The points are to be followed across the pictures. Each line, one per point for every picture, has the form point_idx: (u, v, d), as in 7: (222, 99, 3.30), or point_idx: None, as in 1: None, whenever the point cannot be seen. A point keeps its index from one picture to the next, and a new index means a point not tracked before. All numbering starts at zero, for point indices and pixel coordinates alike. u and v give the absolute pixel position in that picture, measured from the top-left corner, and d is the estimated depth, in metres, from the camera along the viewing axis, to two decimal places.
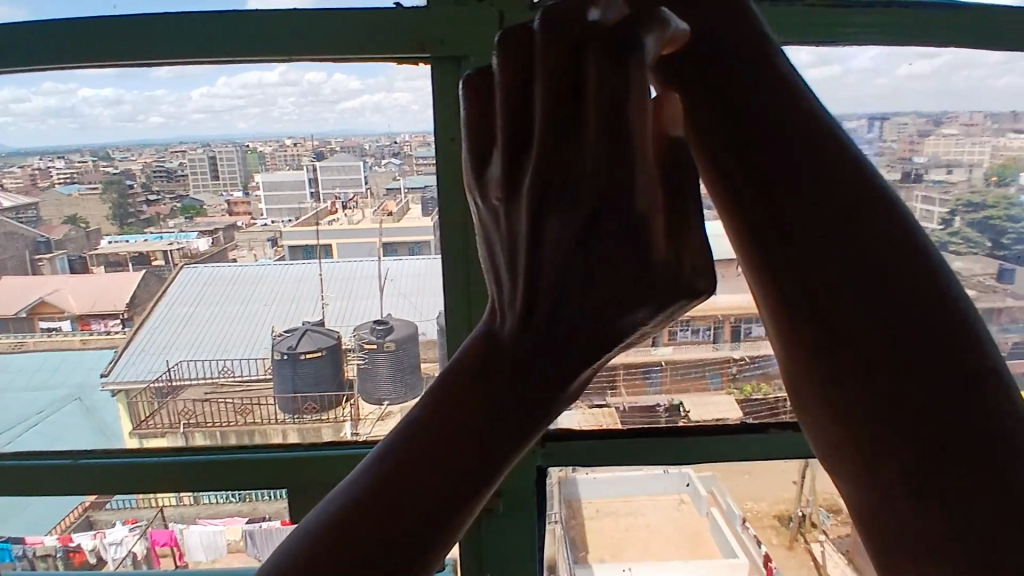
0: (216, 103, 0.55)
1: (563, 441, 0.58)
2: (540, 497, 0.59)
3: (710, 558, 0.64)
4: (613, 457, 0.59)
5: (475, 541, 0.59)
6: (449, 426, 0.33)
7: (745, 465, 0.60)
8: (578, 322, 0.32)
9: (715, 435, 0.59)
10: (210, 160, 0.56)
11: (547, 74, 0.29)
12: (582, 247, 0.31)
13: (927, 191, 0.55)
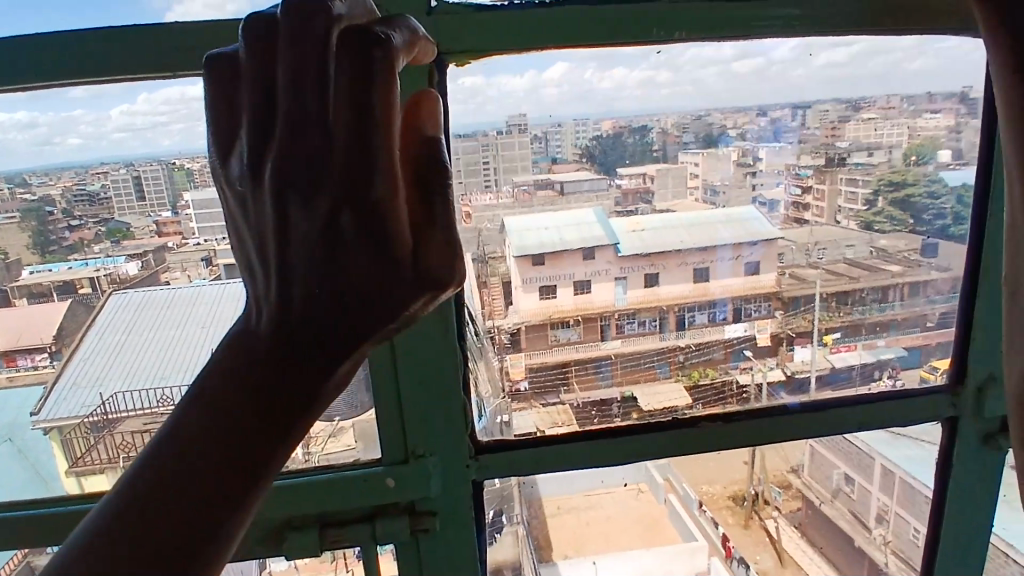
0: (137, 120, 0.52)
1: (506, 452, 0.58)
2: (476, 512, 0.59)
3: (671, 543, 0.66)
4: (555, 463, 0.58)
5: (414, 559, 0.59)
6: (211, 431, 0.31)
7: (683, 461, 0.61)
8: (340, 308, 0.32)
9: (649, 435, 0.59)
10: (135, 181, 0.54)
11: (291, 56, 0.29)
12: (327, 238, 0.31)
13: (850, 174, 0.60)
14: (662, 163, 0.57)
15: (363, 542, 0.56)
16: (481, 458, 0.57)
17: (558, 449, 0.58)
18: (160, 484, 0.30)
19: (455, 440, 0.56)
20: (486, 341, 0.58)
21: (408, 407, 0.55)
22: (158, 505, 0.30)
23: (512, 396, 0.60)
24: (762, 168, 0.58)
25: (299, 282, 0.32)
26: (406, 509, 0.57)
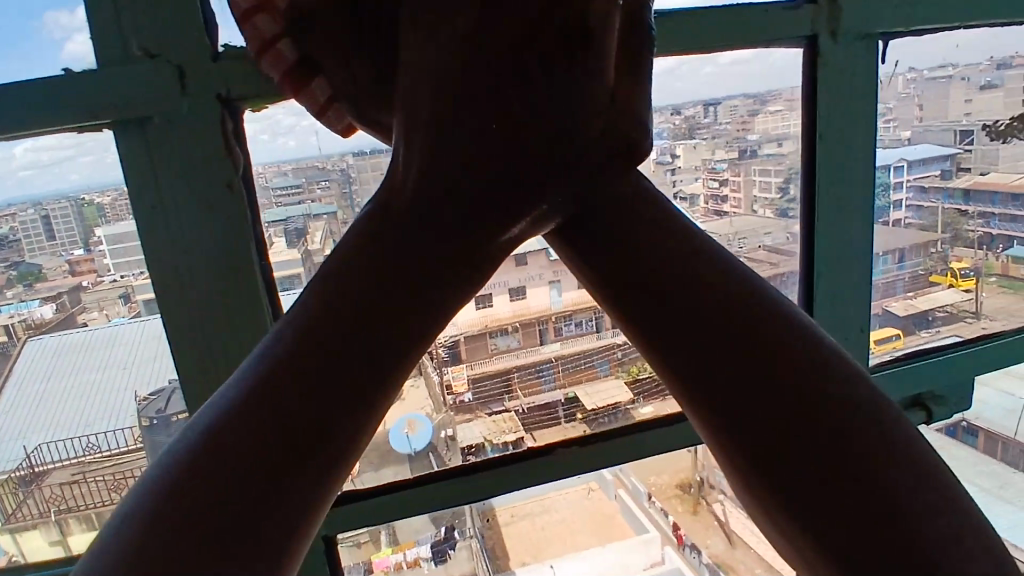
0: (44, 157, 0.50)
1: (417, 488, 0.57)
2: (331, 566, 0.56)
3: (623, 538, 0.67)
4: (438, 501, 0.57)
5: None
6: (336, 317, 0.32)
7: (535, 488, 0.61)
8: (471, 212, 0.35)
9: (504, 467, 0.58)
10: (44, 220, 0.52)
11: None
12: (484, 110, 0.35)
13: (762, 165, 0.62)
14: None
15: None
16: (331, 512, 0.55)
17: (407, 494, 0.56)
18: (285, 387, 0.30)
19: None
20: (424, 357, 0.58)
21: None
22: (279, 409, 0.29)
23: (456, 409, 0.60)
24: (680, 165, 0.60)
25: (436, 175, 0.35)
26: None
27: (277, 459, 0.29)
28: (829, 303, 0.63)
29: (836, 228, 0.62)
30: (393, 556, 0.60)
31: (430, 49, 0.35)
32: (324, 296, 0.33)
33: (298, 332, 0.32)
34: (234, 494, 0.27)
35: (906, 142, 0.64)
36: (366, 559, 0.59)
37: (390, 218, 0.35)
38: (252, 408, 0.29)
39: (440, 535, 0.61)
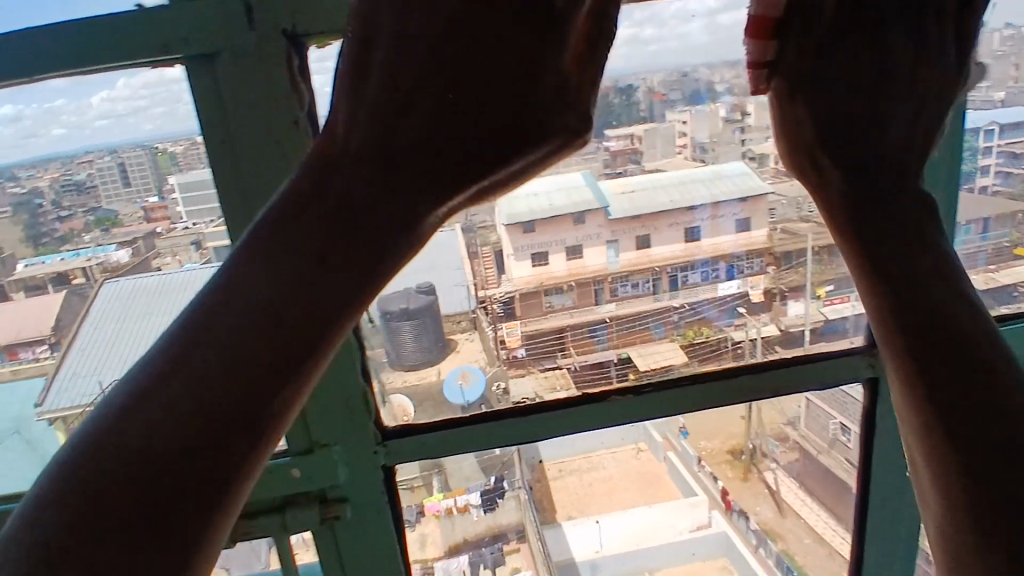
0: (119, 106, 0.51)
1: (470, 427, 0.58)
2: (389, 497, 0.59)
3: (670, 498, 0.67)
4: (496, 439, 0.59)
5: (330, 542, 0.59)
6: (211, 366, 0.30)
7: (586, 441, 0.61)
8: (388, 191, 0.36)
9: (549, 413, 0.59)
10: (121, 168, 0.54)
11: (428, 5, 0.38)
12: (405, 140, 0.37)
13: None
14: (650, 123, 0.58)
15: (273, 532, 0.57)
16: (387, 443, 0.57)
17: (455, 433, 0.58)
18: (214, 351, 0.30)
19: (356, 427, 0.56)
20: (479, 312, 0.60)
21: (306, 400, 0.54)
22: (202, 379, 0.30)
23: (509, 363, 0.61)
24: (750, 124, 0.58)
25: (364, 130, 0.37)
26: (316, 497, 0.57)
27: (196, 429, 0.29)
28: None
29: (922, 183, 0.57)
30: (444, 502, 0.61)
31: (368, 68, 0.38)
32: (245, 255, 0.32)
33: (232, 292, 0.32)
34: (160, 461, 0.28)
35: (1000, 104, 0.59)
36: (418, 503, 0.61)
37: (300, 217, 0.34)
38: (171, 391, 0.30)
39: (490, 483, 0.62)
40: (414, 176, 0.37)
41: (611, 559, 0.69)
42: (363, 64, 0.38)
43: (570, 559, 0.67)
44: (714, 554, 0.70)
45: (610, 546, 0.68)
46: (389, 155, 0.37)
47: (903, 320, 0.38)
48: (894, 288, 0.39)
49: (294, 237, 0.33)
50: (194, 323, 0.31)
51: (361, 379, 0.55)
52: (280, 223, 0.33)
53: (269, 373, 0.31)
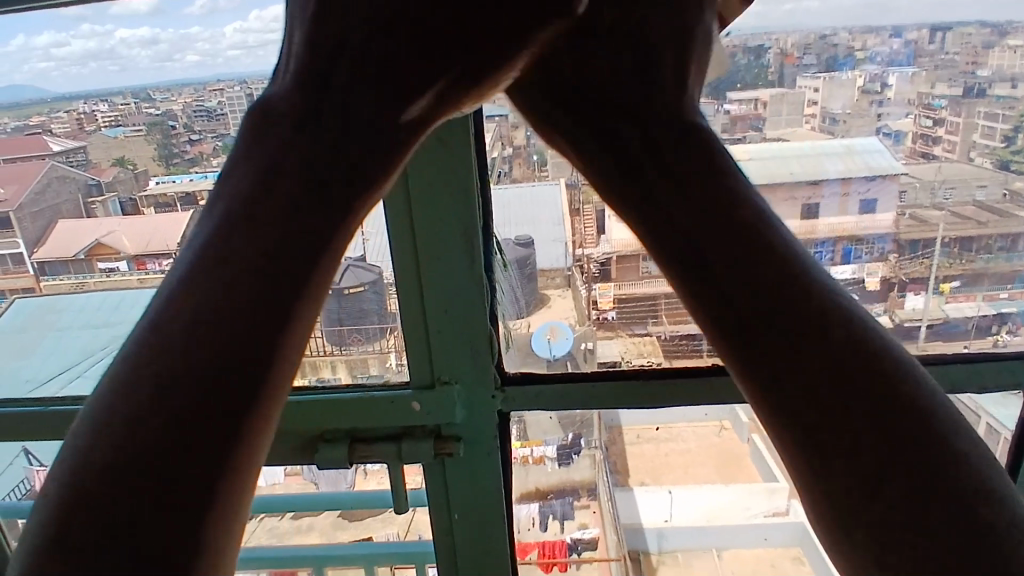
0: (250, 38, 0.54)
1: (589, 384, 0.58)
2: (501, 440, 0.60)
3: (750, 481, 0.65)
4: (617, 399, 0.58)
5: (440, 479, 0.61)
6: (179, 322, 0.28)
7: (679, 411, 0.60)
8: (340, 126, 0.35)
9: (668, 379, 0.58)
10: (248, 98, 0.56)
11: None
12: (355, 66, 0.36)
13: (989, 108, 0.54)
14: (779, 88, 0.54)
15: (389, 460, 0.59)
16: (506, 390, 0.58)
17: (578, 388, 0.58)
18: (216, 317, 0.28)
19: (480, 367, 0.57)
20: (574, 270, 0.60)
21: (436, 334, 0.56)
22: (209, 345, 0.28)
23: (599, 325, 0.61)
24: (889, 97, 0.54)
25: (310, 99, 0.34)
26: (432, 432, 0.59)
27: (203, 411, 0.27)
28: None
29: None
30: (521, 450, 0.62)
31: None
32: (229, 209, 0.31)
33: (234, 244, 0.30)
34: (174, 456, 0.26)
35: None
36: None
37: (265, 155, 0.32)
38: (187, 313, 0.28)
39: (567, 439, 0.63)
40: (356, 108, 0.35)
41: (679, 531, 0.68)
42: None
43: (638, 524, 0.67)
44: (788, 544, 0.68)
45: (680, 518, 0.67)
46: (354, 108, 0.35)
47: (737, 334, 0.30)
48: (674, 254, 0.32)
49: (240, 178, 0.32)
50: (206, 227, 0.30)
51: (488, 324, 0.56)
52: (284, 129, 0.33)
53: (277, 319, 0.29)
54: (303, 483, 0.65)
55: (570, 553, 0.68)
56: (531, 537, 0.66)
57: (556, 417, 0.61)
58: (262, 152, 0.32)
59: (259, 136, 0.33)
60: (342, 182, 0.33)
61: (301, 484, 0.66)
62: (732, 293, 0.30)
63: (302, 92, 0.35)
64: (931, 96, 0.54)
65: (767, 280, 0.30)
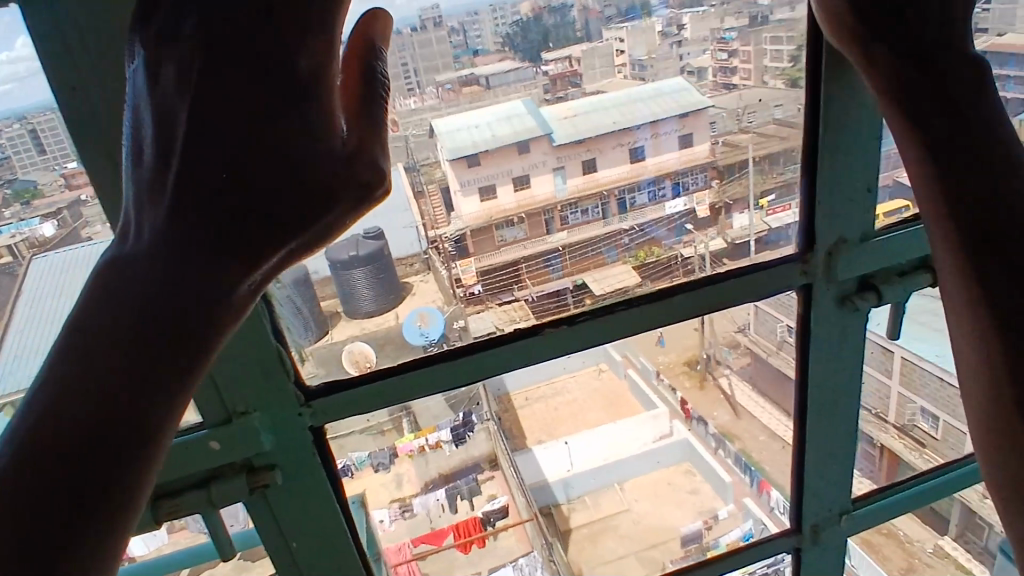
0: (20, 66, 0.45)
1: (400, 375, 0.56)
2: (320, 455, 0.56)
3: (635, 414, 0.70)
4: (435, 384, 0.57)
5: (262, 511, 0.56)
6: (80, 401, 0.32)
7: (542, 371, 0.62)
8: (196, 233, 0.34)
9: (494, 350, 0.58)
10: (32, 135, 0.48)
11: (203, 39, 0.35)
12: (199, 164, 0.35)
13: (774, 33, 0.59)
14: (588, 43, 0.56)
15: (200, 509, 0.53)
16: (314, 404, 0.55)
17: (391, 383, 0.56)
18: (81, 437, 0.31)
19: (276, 388, 0.53)
20: (431, 253, 0.60)
21: (218, 368, 0.50)
22: (64, 454, 0.31)
23: (466, 301, 0.61)
24: (686, 37, 0.58)
25: (185, 222, 0.34)
26: (242, 467, 0.54)
27: (63, 506, 0.30)
28: (842, 144, 0.59)
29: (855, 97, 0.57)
30: (415, 441, 0.63)
31: (179, 64, 0.35)
32: (91, 341, 0.33)
33: (41, 421, 0.31)
34: (104, 495, 0.31)
35: None
36: (390, 445, 0.62)
37: (166, 240, 0.34)
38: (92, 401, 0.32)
39: (459, 418, 0.63)
40: (202, 211, 0.35)
41: (582, 476, 0.72)
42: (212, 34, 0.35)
43: (542, 481, 0.71)
44: (678, 460, 0.74)
45: (580, 464, 0.72)
46: (196, 212, 0.34)
47: (971, 214, 0.44)
48: (936, 169, 0.46)
49: (146, 271, 0.34)
50: (104, 315, 0.33)
51: (275, 341, 0.51)
52: (155, 203, 0.35)
53: (159, 388, 0.33)
54: (192, 536, 0.60)
55: (485, 527, 0.69)
56: (444, 521, 0.67)
57: (377, 421, 0.59)
58: (116, 273, 0.34)
59: (118, 281, 0.34)
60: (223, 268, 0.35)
61: (189, 538, 0.61)
62: (946, 195, 0.45)
63: (170, 212, 0.34)
64: (722, 32, 0.59)
65: (997, 179, 0.44)
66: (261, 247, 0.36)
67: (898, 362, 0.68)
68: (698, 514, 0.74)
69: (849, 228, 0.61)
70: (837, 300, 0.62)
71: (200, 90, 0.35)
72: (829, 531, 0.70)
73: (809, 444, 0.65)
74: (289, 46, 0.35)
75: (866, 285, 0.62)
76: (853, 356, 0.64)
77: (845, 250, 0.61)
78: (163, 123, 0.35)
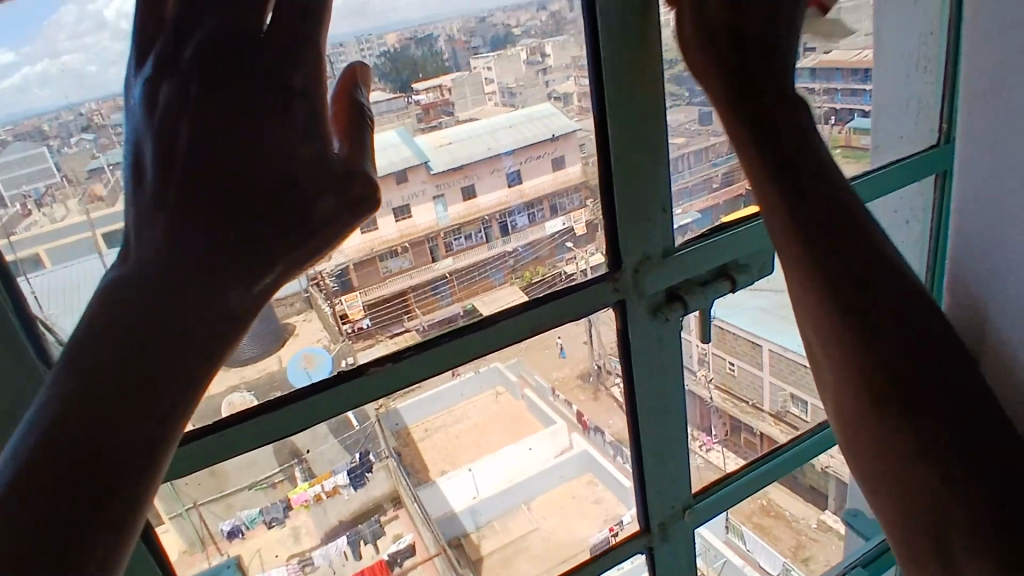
0: None
1: (230, 428, 0.51)
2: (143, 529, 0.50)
3: (535, 432, 0.71)
4: (276, 429, 0.53)
5: None
6: (95, 393, 0.31)
7: (437, 398, 0.62)
8: (206, 228, 0.35)
9: (346, 383, 0.55)
10: None
11: (200, 49, 0.36)
12: (200, 165, 0.36)
13: None
14: (457, 72, 0.57)
15: None
16: None
17: (222, 435, 0.51)
18: (66, 446, 0.30)
19: None
20: (312, 290, 0.57)
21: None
22: (76, 442, 0.30)
23: (355, 337, 0.59)
24: (551, 65, 0.60)
25: (189, 224, 0.35)
26: None
27: (81, 495, 0.30)
28: (631, 165, 0.60)
29: (625, 118, 0.59)
30: (310, 490, 0.59)
31: (171, 77, 0.37)
32: (100, 338, 0.33)
33: (52, 416, 0.31)
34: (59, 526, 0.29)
35: None
36: (283, 498, 0.58)
37: (174, 238, 0.35)
38: (102, 392, 0.32)
39: (355, 460, 0.61)
40: (211, 207, 0.35)
41: (487, 501, 0.71)
42: (208, 47, 0.37)
43: (448, 511, 0.69)
44: (580, 472, 0.75)
45: (485, 490, 0.71)
46: (202, 211, 0.35)
47: (837, 265, 0.47)
48: (803, 221, 0.48)
49: (160, 269, 0.34)
50: (113, 313, 0.33)
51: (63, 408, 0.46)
52: (156, 208, 0.36)
53: (167, 380, 0.33)
54: None
55: (393, 567, 0.67)
56: (348, 569, 0.65)
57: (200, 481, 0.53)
58: (126, 276, 0.34)
59: (130, 284, 0.34)
60: (237, 259, 0.36)
61: None
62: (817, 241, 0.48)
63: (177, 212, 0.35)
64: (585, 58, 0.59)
65: (844, 223, 0.48)
66: (270, 240, 0.36)
67: (767, 355, 0.79)
68: (604, 522, 0.76)
69: (652, 246, 0.64)
70: (649, 312, 0.65)
71: (194, 98, 0.36)
72: (675, 527, 0.74)
73: (650, 445, 0.69)
74: (285, 61, 0.37)
75: (674, 295, 0.66)
76: (674, 363, 0.68)
77: (649, 266, 0.64)
78: (159, 133, 0.36)
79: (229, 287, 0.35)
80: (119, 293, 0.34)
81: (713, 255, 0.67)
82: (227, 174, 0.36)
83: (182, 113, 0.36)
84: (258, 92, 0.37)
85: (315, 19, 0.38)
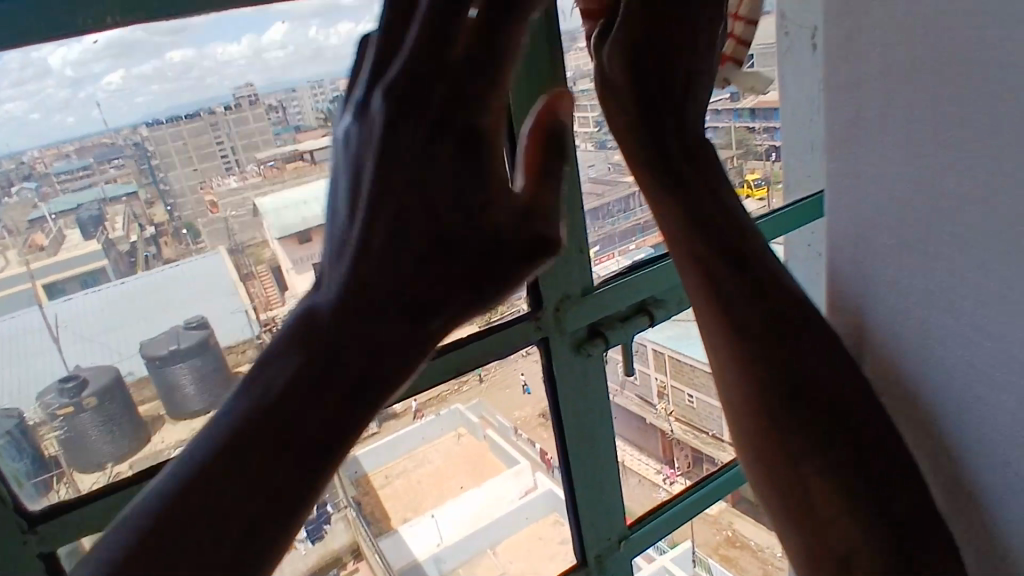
0: None
1: None
2: None
3: (498, 473, 0.70)
4: None
5: None
6: (267, 429, 0.29)
7: (395, 443, 0.61)
8: (399, 273, 0.32)
9: None
10: None
11: (407, 64, 0.33)
12: (402, 203, 0.33)
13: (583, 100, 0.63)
14: None
15: None
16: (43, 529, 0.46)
17: None
18: (227, 476, 0.28)
19: None
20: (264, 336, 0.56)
21: None
22: (242, 471, 0.28)
23: None
24: None
25: (386, 265, 0.32)
26: None
27: (228, 530, 0.28)
28: None
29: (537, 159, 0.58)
30: None
31: (381, 97, 0.33)
32: (288, 370, 0.31)
33: (224, 445, 0.29)
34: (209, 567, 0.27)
35: None
36: None
37: (360, 283, 0.32)
38: (267, 424, 0.29)
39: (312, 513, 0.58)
40: (403, 249, 0.33)
41: (451, 548, 0.70)
42: (414, 63, 0.33)
43: (412, 561, 0.67)
44: (546, 512, 0.72)
45: (450, 537, 0.69)
46: (401, 249, 0.33)
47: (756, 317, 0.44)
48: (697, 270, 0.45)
49: (340, 311, 0.31)
50: (292, 351, 0.31)
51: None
52: (364, 249, 0.32)
53: (333, 428, 0.30)
54: None
55: None
56: None
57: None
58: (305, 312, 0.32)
59: (316, 321, 0.32)
60: (418, 308, 0.33)
61: None
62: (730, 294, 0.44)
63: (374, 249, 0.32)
64: None
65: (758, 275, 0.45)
66: (444, 292, 0.33)
67: None
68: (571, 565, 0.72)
69: (571, 284, 0.62)
70: (573, 348, 0.64)
71: (397, 136, 0.33)
72: (610, 559, 0.72)
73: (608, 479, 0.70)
74: (481, 95, 0.35)
75: (596, 331, 0.65)
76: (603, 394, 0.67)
77: (569, 305, 0.62)
78: (361, 161, 0.34)
79: (405, 336, 0.32)
80: (300, 328, 0.32)
81: (631, 292, 0.66)
82: (429, 215, 0.33)
83: (397, 137, 0.33)
84: (442, 115, 0.34)
85: (511, 26, 0.35)
